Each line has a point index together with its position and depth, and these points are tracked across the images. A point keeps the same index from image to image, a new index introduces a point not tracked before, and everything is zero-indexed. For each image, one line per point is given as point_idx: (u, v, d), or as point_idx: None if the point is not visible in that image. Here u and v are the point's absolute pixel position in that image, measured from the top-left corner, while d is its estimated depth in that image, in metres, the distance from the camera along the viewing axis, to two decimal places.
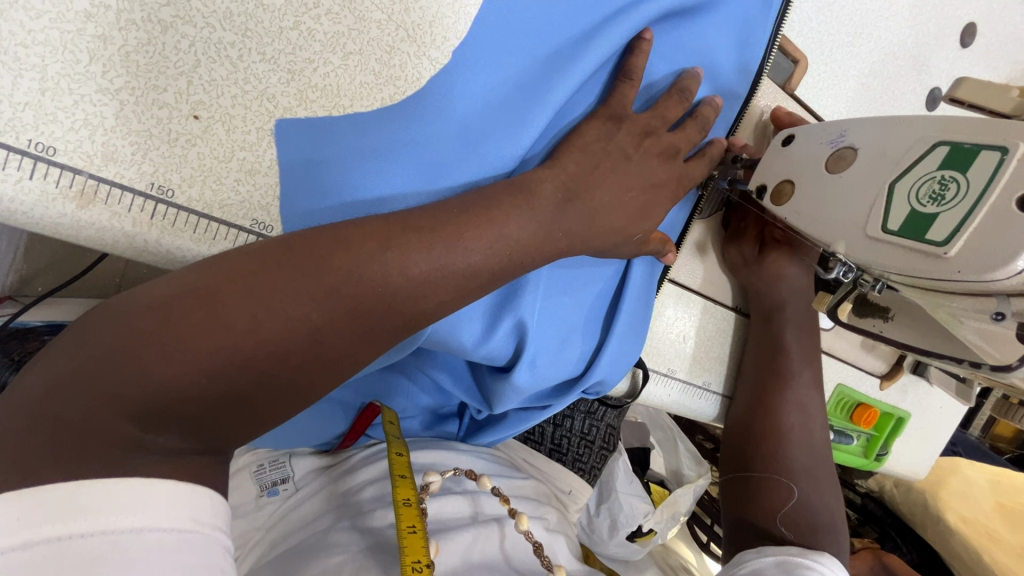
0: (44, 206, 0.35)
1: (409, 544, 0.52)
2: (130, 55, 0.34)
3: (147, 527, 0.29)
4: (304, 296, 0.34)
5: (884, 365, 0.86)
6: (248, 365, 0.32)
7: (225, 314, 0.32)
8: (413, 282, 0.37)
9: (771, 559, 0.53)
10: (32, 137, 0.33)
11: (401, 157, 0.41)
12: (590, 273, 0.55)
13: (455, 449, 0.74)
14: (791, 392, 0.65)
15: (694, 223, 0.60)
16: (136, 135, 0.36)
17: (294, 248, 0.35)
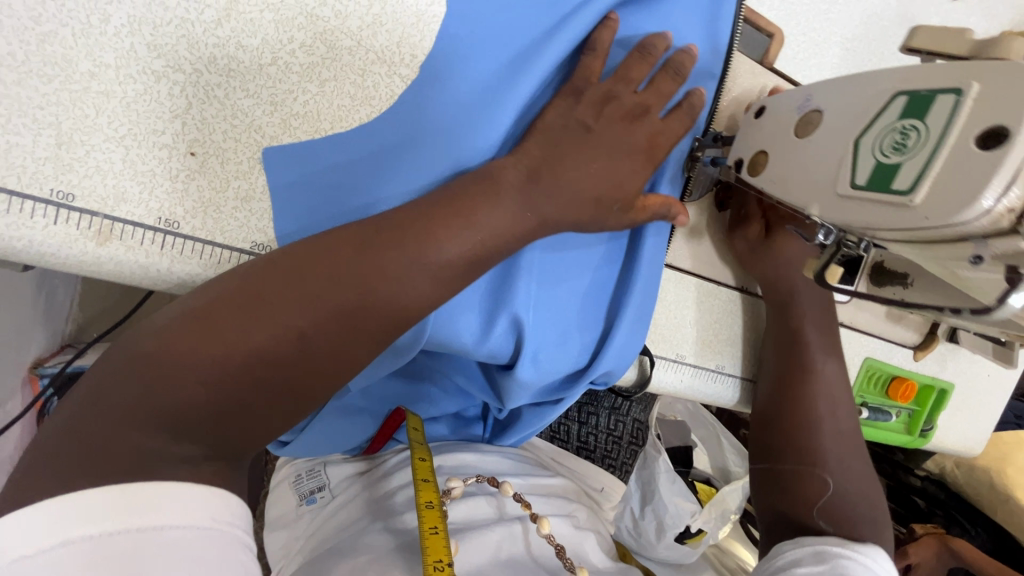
0: (69, 246, 0.39)
1: (431, 544, 0.55)
2: (130, 104, 0.38)
3: (169, 526, 0.32)
4: (294, 304, 0.37)
5: (917, 335, 0.82)
6: (245, 374, 0.35)
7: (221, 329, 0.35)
8: (390, 281, 0.39)
9: (807, 549, 0.52)
10: (53, 187, 0.38)
11: (380, 168, 0.44)
12: (586, 252, 0.56)
13: (475, 452, 0.76)
14: (818, 384, 0.64)
15: (685, 206, 0.60)
16: (142, 176, 0.40)
17: (284, 261, 0.38)
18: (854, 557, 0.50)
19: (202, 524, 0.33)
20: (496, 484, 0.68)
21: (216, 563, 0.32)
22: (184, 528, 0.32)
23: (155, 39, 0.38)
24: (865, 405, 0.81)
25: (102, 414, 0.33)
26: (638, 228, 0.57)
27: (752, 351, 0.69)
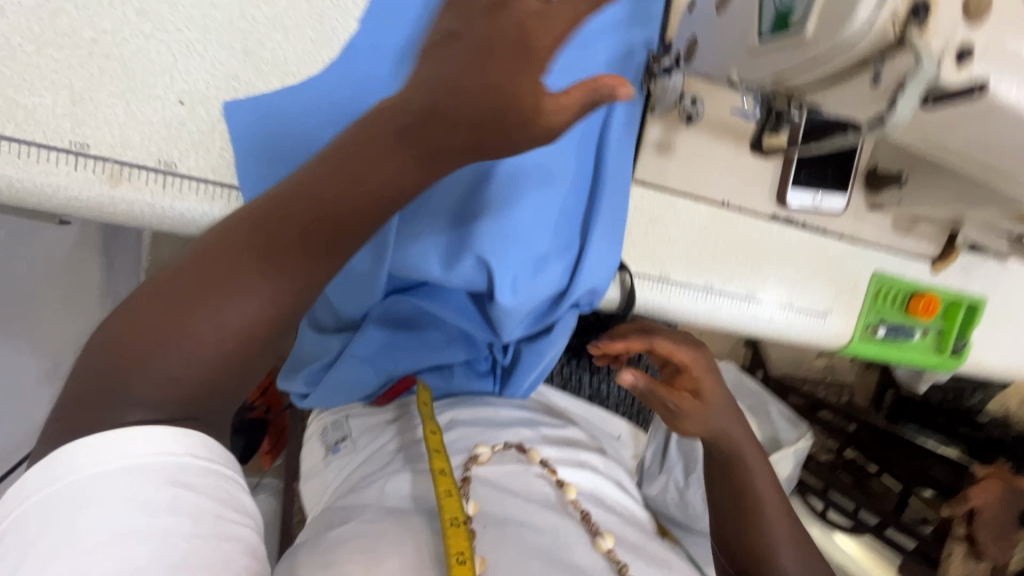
0: (89, 190, 0.47)
1: (447, 504, 0.56)
2: (127, 63, 0.46)
3: (136, 458, 0.32)
4: (241, 289, 0.35)
5: (935, 246, 0.79)
6: (208, 377, 0.35)
7: (164, 336, 0.33)
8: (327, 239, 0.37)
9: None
10: (71, 139, 0.45)
11: (338, 96, 0.49)
12: (547, 180, 0.57)
13: (489, 405, 0.78)
14: (772, 517, 0.59)
15: (649, 122, 0.61)
16: (142, 125, 0.47)
17: (215, 257, 0.35)
18: None
19: (186, 456, 0.34)
20: (523, 450, 0.69)
21: (193, 488, 0.33)
22: (174, 457, 0.33)
23: (143, 6, 0.45)
24: (883, 323, 0.78)
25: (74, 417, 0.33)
26: (598, 146, 0.59)
27: (740, 268, 0.69)
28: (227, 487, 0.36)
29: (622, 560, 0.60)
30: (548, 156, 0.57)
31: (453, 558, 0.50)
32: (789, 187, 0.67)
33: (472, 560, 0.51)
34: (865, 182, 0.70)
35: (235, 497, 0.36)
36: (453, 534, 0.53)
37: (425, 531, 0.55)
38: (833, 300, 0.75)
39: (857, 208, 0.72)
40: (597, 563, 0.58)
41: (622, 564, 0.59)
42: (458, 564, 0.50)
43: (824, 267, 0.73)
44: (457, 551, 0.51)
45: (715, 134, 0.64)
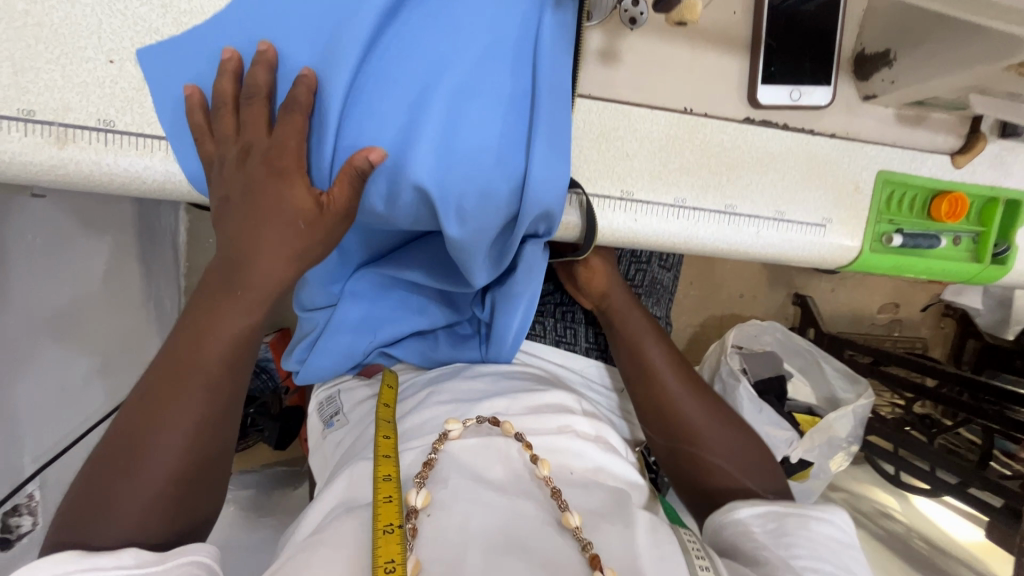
0: (38, 153, 0.50)
1: (382, 511, 0.54)
2: (58, 30, 0.49)
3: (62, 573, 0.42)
4: (157, 438, 0.49)
5: (952, 139, 0.69)
6: (179, 474, 0.50)
7: (112, 495, 0.47)
8: (149, 384, 0.51)
9: (756, 508, 0.63)
10: (17, 106, 0.49)
11: (247, 25, 0.51)
12: (480, 105, 0.54)
13: (470, 376, 0.74)
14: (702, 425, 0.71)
15: (588, 30, 0.58)
16: (79, 87, 0.50)
17: (144, 405, 0.50)
18: (817, 517, 0.60)
19: (114, 567, 0.43)
20: (497, 423, 0.64)
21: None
22: (105, 570, 0.43)
23: None
24: (898, 231, 0.69)
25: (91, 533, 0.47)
26: (532, 57, 0.55)
27: (714, 179, 0.64)
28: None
29: (589, 537, 0.54)
30: (474, 76, 0.53)
31: (380, 564, 0.48)
32: (758, 84, 0.62)
33: (404, 564, 0.48)
34: (852, 69, 0.65)
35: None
36: (383, 541, 0.51)
37: (365, 524, 0.54)
38: (834, 206, 0.67)
39: (848, 102, 0.66)
40: (559, 541, 0.53)
41: (588, 541, 0.54)
42: (386, 571, 0.48)
43: (816, 171, 0.66)
44: (387, 557, 0.49)
45: (666, 36, 0.60)
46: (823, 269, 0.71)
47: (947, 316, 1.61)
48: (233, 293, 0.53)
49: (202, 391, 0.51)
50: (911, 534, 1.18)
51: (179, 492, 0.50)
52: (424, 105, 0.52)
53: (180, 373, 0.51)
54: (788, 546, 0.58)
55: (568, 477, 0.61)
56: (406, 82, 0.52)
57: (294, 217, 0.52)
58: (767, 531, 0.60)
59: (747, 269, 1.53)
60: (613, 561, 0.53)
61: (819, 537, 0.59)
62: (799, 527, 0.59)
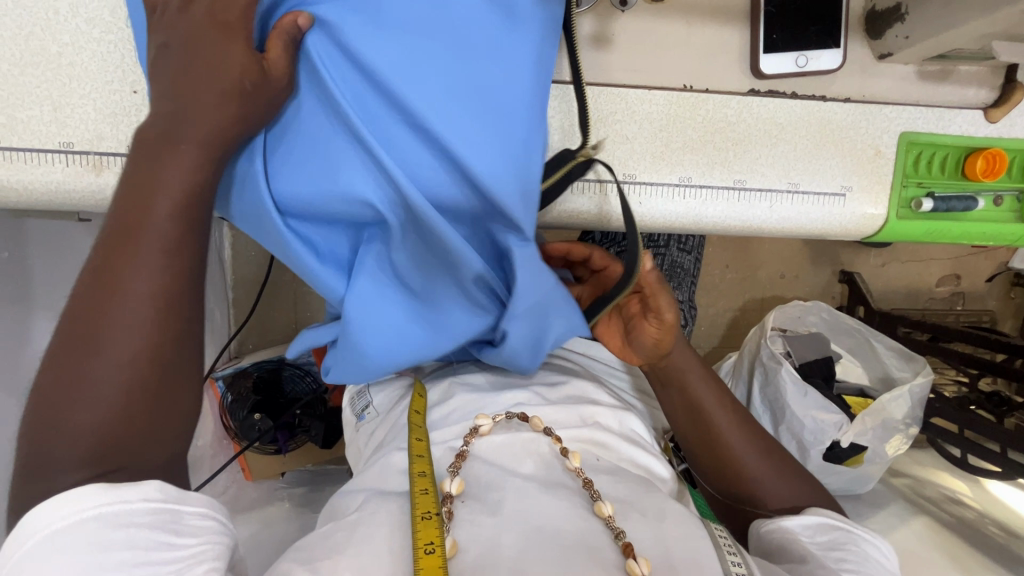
0: (80, 181, 0.55)
1: (420, 501, 0.53)
2: (88, 67, 0.54)
3: (81, 507, 0.41)
4: (113, 316, 0.45)
5: (983, 91, 0.65)
6: (145, 363, 0.45)
7: (78, 385, 0.44)
8: (94, 270, 0.46)
9: (810, 518, 0.61)
10: (59, 140, 0.55)
11: None
12: (437, 83, 0.48)
13: (493, 370, 0.75)
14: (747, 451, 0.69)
15: (578, 16, 0.59)
16: (109, 117, 0.55)
17: (94, 294, 0.46)
18: (872, 542, 0.59)
19: (141, 502, 0.43)
20: (526, 419, 0.63)
21: (144, 518, 0.43)
22: (132, 504, 0.43)
23: (91, 15, 0.53)
24: (928, 194, 0.65)
25: (67, 441, 0.43)
26: (520, 10, 0.50)
27: (720, 155, 0.63)
28: (183, 519, 0.45)
29: (622, 526, 0.52)
30: (473, 44, 0.49)
31: (420, 548, 0.48)
32: (760, 54, 0.60)
33: (443, 547, 0.48)
34: (863, 27, 0.62)
35: (190, 527, 0.46)
36: (422, 526, 0.50)
37: (401, 514, 0.54)
38: (854, 174, 0.64)
39: (862, 63, 0.63)
40: (592, 529, 0.52)
41: (621, 530, 0.52)
42: (427, 553, 0.48)
43: (830, 138, 0.63)
44: (426, 540, 0.49)
45: (659, 13, 0.60)
46: (847, 240, 0.68)
47: (1015, 285, 1.49)
48: (174, 144, 0.48)
49: (152, 257, 0.46)
50: (984, 520, 1.08)
51: (152, 377, 0.46)
52: (414, 76, 0.48)
53: (127, 243, 0.46)
54: (838, 560, 0.56)
55: (596, 463, 0.60)
56: (391, 45, 0.48)
57: (232, 73, 0.48)
58: (818, 544, 0.58)
59: (784, 249, 1.47)
60: (645, 550, 0.51)
61: (869, 558, 0.57)
62: (853, 546, 0.58)
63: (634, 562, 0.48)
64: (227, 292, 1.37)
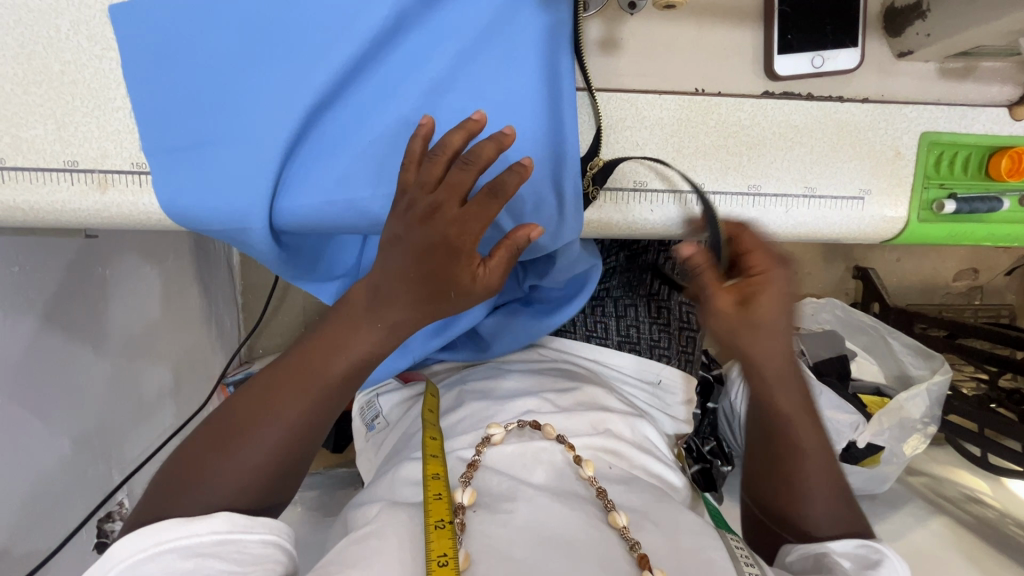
0: (85, 199, 0.55)
1: (433, 507, 0.51)
2: (90, 85, 0.54)
3: (158, 545, 0.44)
4: (261, 430, 0.49)
5: (1006, 88, 0.63)
6: (278, 462, 0.49)
7: (209, 475, 0.47)
8: (275, 367, 0.51)
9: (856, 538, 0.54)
10: (64, 158, 0.54)
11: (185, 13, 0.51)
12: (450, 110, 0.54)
13: (503, 376, 0.73)
14: (808, 458, 0.57)
15: (586, 21, 0.58)
16: (113, 134, 0.54)
17: (264, 389, 0.50)
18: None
19: (209, 533, 0.45)
20: (538, 427, 0.61)
21: (206, 549, 0.44)
22: (201, 537, 0.44)
23: (92, 31, 0.53)
24: (950, 195, 0.63)
25: (189, 495, 0.47)
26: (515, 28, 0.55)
27: (733, 160, 0.61)
28: (246, 547, 0.46)
29: (639, 537, 0.51)
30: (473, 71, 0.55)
31: (433, 560, 0.46)
32: (774, 55, 0.59)
33: (457, 559, 0.46)
34: (881, 25, 0.60)
35: (253, 555, 0.46)
36: (436, 536, 0.48)
37: (415, 525, 0.52)
38: (871, 175, 0.62)
39: (879, 61, 0.61)
40: (605, 539, 0.50)
41: (636, 541, 0.50)
42: (439, 566, 0.46)
43: (847, 140, 0.61)
44: (440, 552, 0.47)
45: (669, 17, 0.59)
46: (865, 244, 0.66)
47: None
48: (379, 308, 0.50)
49: (318, 387, 0.50)
50: (1006, 520, 1.06)
51: (272, 478, 0.50)
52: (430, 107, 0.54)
53: (308, 366, 0.50)
54: None
55: (609, 472, 0.59)
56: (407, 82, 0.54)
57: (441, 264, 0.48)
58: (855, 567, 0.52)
59: (797, 247, 1.44)
60: (661, 562, 0.49)
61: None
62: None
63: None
64: (237, 298, 1.38)
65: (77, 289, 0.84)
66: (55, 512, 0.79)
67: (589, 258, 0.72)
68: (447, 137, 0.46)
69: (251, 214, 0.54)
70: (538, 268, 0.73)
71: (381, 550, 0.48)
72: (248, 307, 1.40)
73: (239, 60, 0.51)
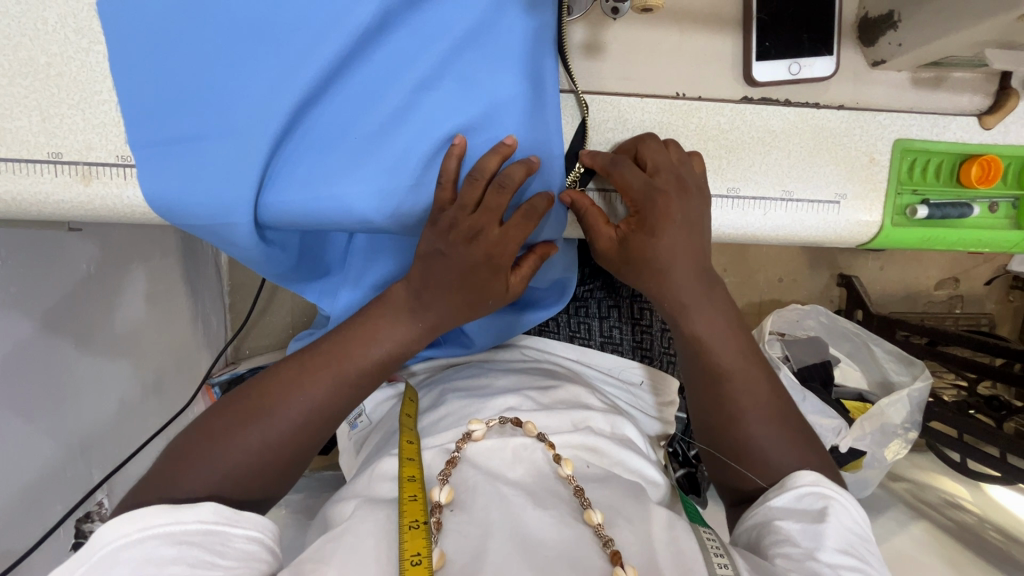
0: (69, 191, 0.55)
1: (408, 508, 0.51)
2: (76, 77, 0.54)
3: (139, 532, 0.43)
4: (280, 411, 0.53)
5: (975, 97, 0.65)
6: (299, 439, 0.54)
7: (229, 444, 0.51)
8: (307, 353, 0.57)
9: (799, 488, 0.54)
10: (48, 151, 0.54)
11: (178, 23, 0.51)
12: (433, 108, 0.55)
13: (488, 376, 0.73)
14: (738, 384, 0.60)
15: (569, 25, 0.59)
16: (98, 127, 0.54)
17: (294, 372, 0.55)
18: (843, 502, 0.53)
19: (194, 522, 0.45)
20: (520, 423, 0.61)
21: (187, 539, 0.44)
22: (185, 524, 0.45)
23: (79, 25, 0.53)
24: (923, 201, 0.65)
25: (209, 462, 0.50)
26: (499, 27, 0.56)
27: (712, 164, 0.62)
28: (230, 541, 0.46)
29: (611, 534, 0.51)
30: (458, 70, 0.56)
31: (406, 560, 0.46)
32: (753, 62, 0.60)
33: (430, 558, 0.47)
34: (856, 35, 0.62)
35: (235, 549, 0.46)
36: (409, 537, 0.49)
37: (389, 523, 0.51)
38: (847, 181, 0.64)
39: (854, 69, 0.63)
40: (581, 539, 0.50)
41: (609, 538, 0.50)
42: (413, 565, 0.46)
43: (824, 145, 0.63)
44: (413, 551, 0.47)
45: (651, 21, 0.60)
46: (841, 247, 0.67)
47: (1015, 288, 1.48)
48: (416, 309, 0.57)
49: (347, 373, 0.56)
50: (984, 525, 1.07)
51: (291, 452, 0.54)
52: (414, 106, 0.55)
53: (339, 354, 0.56)
54: (814, 536, 0.50)
55: (587, 471, 0.58)
56: (392, 83, 0.55)
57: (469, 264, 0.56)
58: (804, 518, 0.52)
59: (781, 253, 1.46)
60: (636, 559, 0.49)
61: (855, 531, 0.51)
62: (844, 518, 0.51)
63: (620, 569, 0.47)
64: (224, 297, 1.38)
65: (59, 284, 0.83)
66: (31, 512, 0.78)
67: (567, 263, 0.76)
68: (484, 160, 0.54)
69: (238, 210, 0.54)
70: None
71: (357, 546, 0.48)
72: (234, 306, 1.39)
73: (227, 63, 0.52)
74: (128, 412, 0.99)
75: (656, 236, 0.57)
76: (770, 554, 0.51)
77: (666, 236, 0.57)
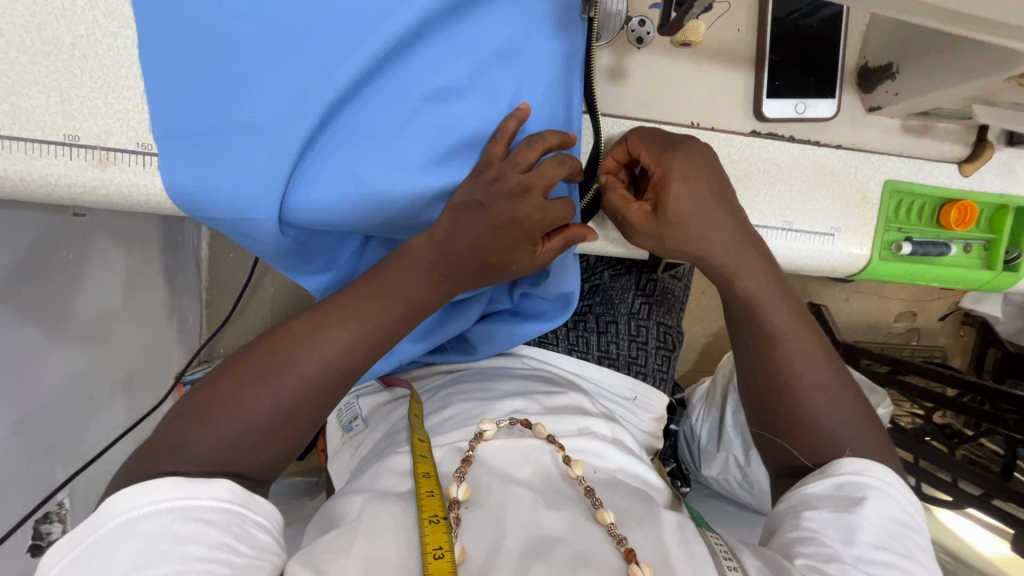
0: (84, 175, 0.54)
1: (427, 503, 0.51)
2: (101, 61, 0.53)
3: (153, 505, 0.43)
4: (296, 368, 0.52)
5: (957, 147, 0.71)
6: (308, 398, 0.53)
7: (239, 403, 0.51)
8: (316, 311, 0.56)
9: (839, 476, 0.56)
10: (65, 132, 0.53)
11: (212, 21, 0.51)
12: (464, 116, 0.56)
13: (492, 382, 0.74)
14: (794, 343, 0.63)
15: (597, 50, 0.63)
16: (120, 112, 0.53)
17: (299, 331, 0.54)
18: (882, 490, 0.54)
19: (211, 499, 0.44)
20: (529, 425, 0.62)
21: (202, 516, 0.43)
22: (202, 500, 0.44)
23: (110, 8, 0.52)
24: (907, 239, 0.70)
25: (216, 425, 0.50)
26: (532, 45, 0.58)
27: None
28: (244, 526, 0.45)
29: (623, 532, 0.52)
30: (490, 81, 0.57)
31: (428, 553, 0.46)
32: (763, 99, 0.64)
33: (453, 552, 0.46)
34: (856, 82, 0.67)
35: (251, 536, 0.45)
36: (431, 530, 0.48)
37: (406, 518, 0.51)
38: (842, 216, 0.68)
39: (853, 113, 0.68)
40: (594, 536, 0.51)
41: (622, 536, 0.51)
42: (435, 559, 0.46)
43: (825, 181, 0.67)
44: (434, 545, 0.47)
45: (672, 53, 0.64)
46: (832, 276, 0.72)
47: (965, 324, 1.59)
48: (440, 268, 0.56)
49: (355, 330, 0.55)
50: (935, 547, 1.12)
51: (300, 413, 0.53)
52: (446, 113, 0.56)
53: (348, 311, 0.55)
54: (848, 527, 0.52)
55: (594, 476, 0.60)
56: (424, 90, 0.55)
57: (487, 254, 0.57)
58: (837, 507, 0.54)
59: None
60: (648, 557, 0.51)
61: (893, 522, 0.52)
62: (880, 509, 0.53)
63: (637, 567, 0.48)
64: (202, 293, 1.33)
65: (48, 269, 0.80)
66: None
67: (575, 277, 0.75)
68: (547, 133, 0.56)
69: (265, 205, 0.54)
70: (532, 279, 0.75)
71: (376, 540, 0.48)
72: (212, 303, 1.35)
73: (262, 62, 0.52)
74: (98, 407, 0.95)
75: (692, 182, 0.59)
76: (794, 549, 0.53)
77: (696, 186, 0.59)
